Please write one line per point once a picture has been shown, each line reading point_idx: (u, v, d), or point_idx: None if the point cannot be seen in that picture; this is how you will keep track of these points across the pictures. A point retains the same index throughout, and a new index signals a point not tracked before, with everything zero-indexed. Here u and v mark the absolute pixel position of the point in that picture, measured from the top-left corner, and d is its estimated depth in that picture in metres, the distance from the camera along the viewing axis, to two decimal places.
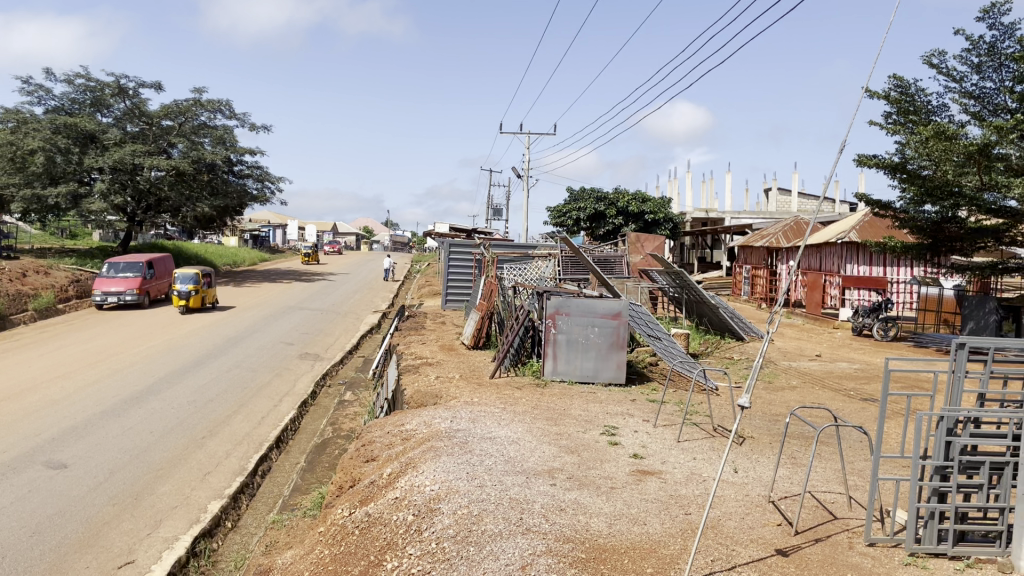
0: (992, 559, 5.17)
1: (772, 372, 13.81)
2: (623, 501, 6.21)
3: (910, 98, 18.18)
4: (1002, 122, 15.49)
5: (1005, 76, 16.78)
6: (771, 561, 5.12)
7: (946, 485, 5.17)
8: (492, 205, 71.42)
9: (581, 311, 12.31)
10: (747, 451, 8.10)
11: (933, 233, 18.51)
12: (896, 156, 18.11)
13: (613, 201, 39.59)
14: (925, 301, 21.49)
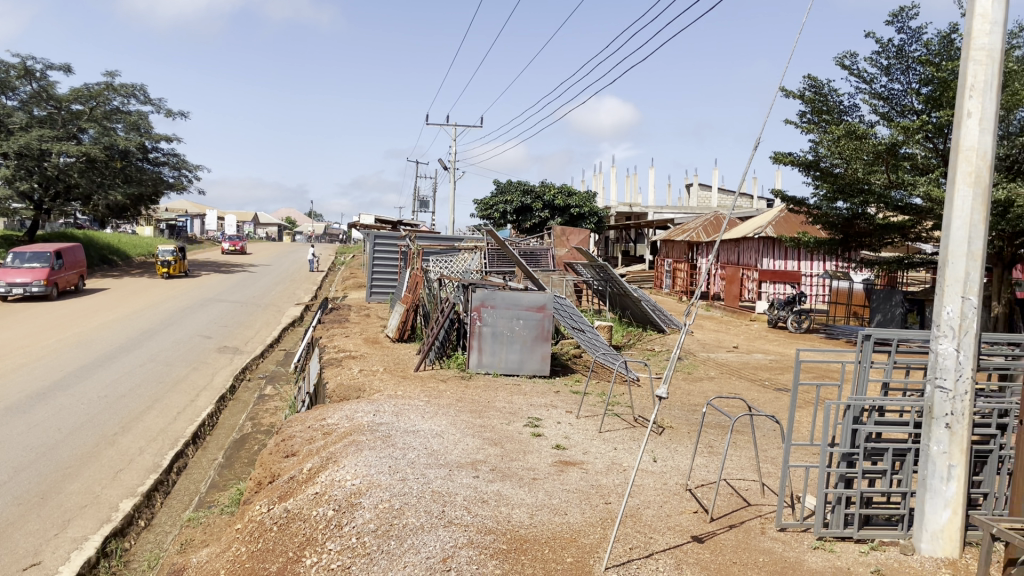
0: (895, 541, 5.43)
1: (691, 364, 14.09)
2: (546, 492, 6.27)
3: (823, 98, 18.77)
4: (909, 123, 16.27)
5: (912, 79, 17.50)
6: (688, 547, 5.25)
7: (853, 471, 5.38)
8: (418, 197, 71.12)
9: (506, 303, 12.31)
10: (665, 441, 8.27)
11: (844, 229, 19.16)
12: (810, 154, 18.68)
13: (539, 195, 39.71)
14: (835, 295, 22.47)
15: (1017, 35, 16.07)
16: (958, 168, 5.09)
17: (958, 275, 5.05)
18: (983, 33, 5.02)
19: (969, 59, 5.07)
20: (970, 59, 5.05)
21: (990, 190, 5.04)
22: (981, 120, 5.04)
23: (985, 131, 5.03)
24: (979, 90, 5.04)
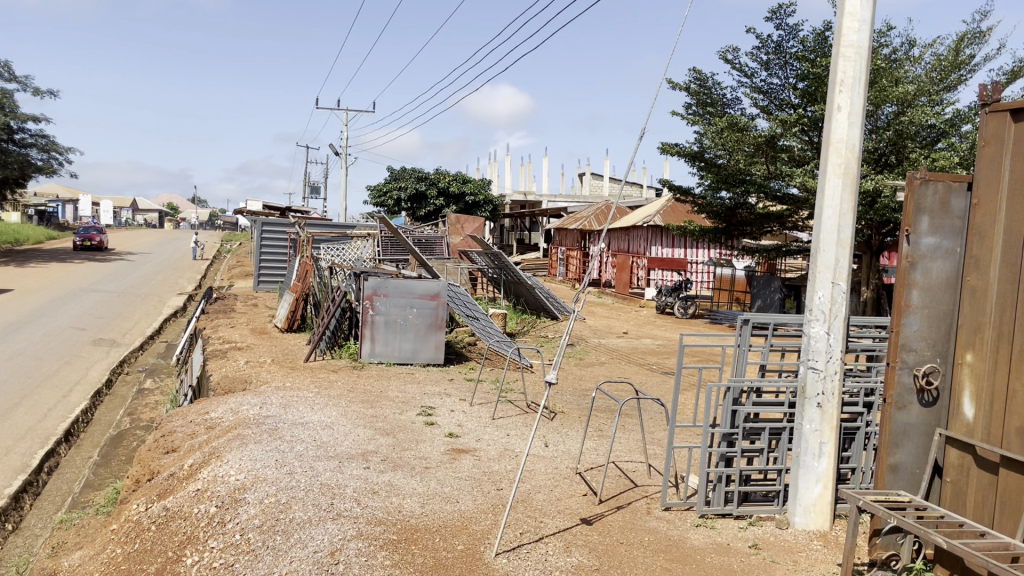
0: (771, 516, 5.70)
1: (583, 350, 14.35)
2: (438, 480, 6.25)
3: (708, 91, 19.37)
4: (786, 117, 17.08)
5: (789, 74, 18.31)
6: (576, 530, 5.35)
7: (732, 450, 5.60)
8: (309, 183, 69.44)
9: (399, 292, 12.18)
10: (556, 426, 8.38)
11: (727, 218, 19.74)
12: (695, 145, 19.23)
13: (434, 182, 39.43)
14: (719, 281, 23.28)
15: (884, 35, 17.05)
16: (828, 160, 5.34)
17: (829, 262, 5.31)
18: (853, 30, 5.27)
19: (839, 55, 5.32)
20: (841, 55, 5.29)
21: (857, 180, 5.33)
22: (849, 114, 5.28)
23: (853, 125, 5.30)
24: (848, 85, 5.28)
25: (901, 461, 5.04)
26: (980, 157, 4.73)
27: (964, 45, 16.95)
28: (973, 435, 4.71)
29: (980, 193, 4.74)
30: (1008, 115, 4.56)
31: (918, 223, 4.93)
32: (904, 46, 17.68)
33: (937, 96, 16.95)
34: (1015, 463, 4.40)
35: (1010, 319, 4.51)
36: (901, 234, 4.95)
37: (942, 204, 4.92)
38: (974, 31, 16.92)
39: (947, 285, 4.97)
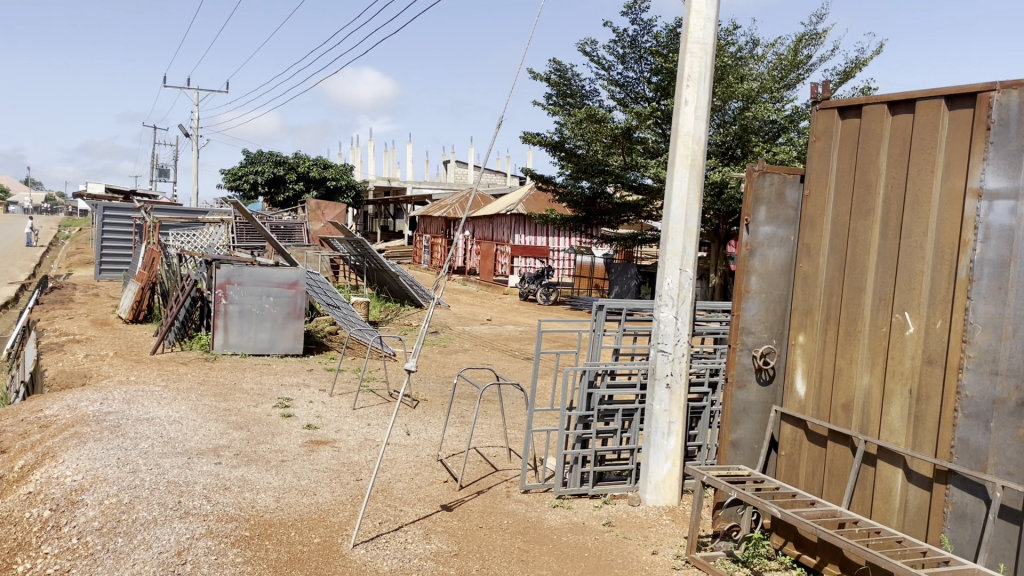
0: (624, 494, 5.92)
1: (446, 337, 14.36)
2: (294, 473, 6.09)
3: (567, 83, 19.76)
4: (641, 109, 17.73)
5: (644, 68, 18.95)
6: (436, 517, 5.36)
7: (588, 432, 5.77)
8: (157, 166, 65.75)
9: (254, 280, 11.75)
10: (418, 414, 8.34)
11: (586, 207, 20.17)
12: (556, 135, 19.58)
13: (293, 166, 38.21)
14: (579, 268, 23.64)
15: (730, 34, 17.92)
16: (676, 152, 5.57)
17: (676, 249, 5.56)
18: (699, 27, 5.51)
19: (686, 51, 5.54)
20: (688, 50, 5.52)
21: (702, 172, 5.59)
22: (695, 108, 5.54)
23: (699, 118, 5.55)
24: (694, 80, 5.53)
25: (741, 437, 5.32)
26: (812, 151, 5.08)
27: (801, 46, 18.08)
28: (805, 411, 5.06)
29: (811, 185, 5.09)
30: (836, 112, 4.92)
31: (756, 212, 5.21)
32: (748, 45, 18.65)
33: (778, 94, 18.03)
34: (841, 437, 4.76)
35: (836, 302, 4.87)
36: (741, 223, 5.24)
37: (777, 195, 5.24)
38: (810, 32, 18.09)
39: (782, 270, 5.32)
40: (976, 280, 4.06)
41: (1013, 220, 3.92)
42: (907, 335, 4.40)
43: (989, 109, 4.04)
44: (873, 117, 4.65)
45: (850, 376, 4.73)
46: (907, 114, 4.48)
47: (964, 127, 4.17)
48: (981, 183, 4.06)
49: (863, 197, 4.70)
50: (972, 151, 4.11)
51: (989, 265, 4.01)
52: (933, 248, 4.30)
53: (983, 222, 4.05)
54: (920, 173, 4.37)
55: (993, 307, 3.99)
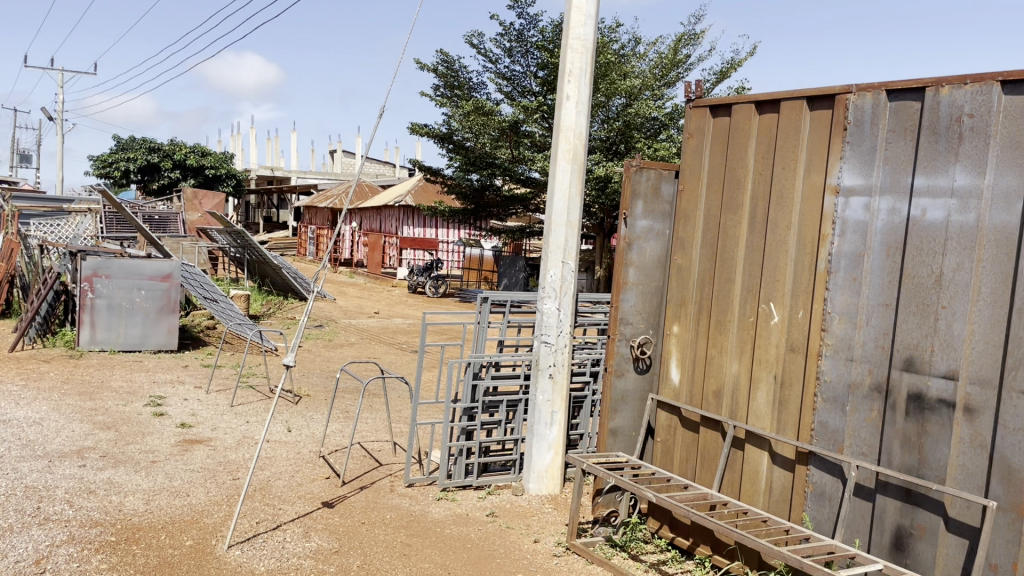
0: (508, 484, 5.97)
1: (331, 330, 14.09)
2: (165, 475, 5.83)
3: (454, 74, 19.71)
4: (528, 104, 17.89)
5: (530, 62, 19.12)
6: (316, 514, 5.25)
7: (473, 423, 5.77)
8: (17, 151, 61.51)
9: (124, 273, 11.18)
10: (300, 410, 8.16)
11: (474, 199, 20.18)
12: (444, 126, 19.49)
13: (168, 153, 36.56)
14: (468, 261, 23.60)
15: (614, 31, 18.29)
16: (558, 146, 5.63)
17: (559, 242, 5.65)
18: (580, 23, 5.59)
19: (567, 46, 5.61)
20: (569, 46, 5.59)
21: (583, 166, 5.69)
22: (576, 103, 5.62)
23: (580, 113, 5.64)
24: (575, 76, 5.60)
25: (619, 425, 5.46)
26: (686, 148, 5.26)
27: (681, 46, 18.67)
28: (679, 398, 5.23)
29: (685, 180, 5.27)
30: (708, 111, 5.11)
31: (634, 207, 5.36)
32: (631, 43, 19.09)
33: (659, 91, 18.54)
34: (713, 422, 4.96)
35: (708, 294, 5.07)
36: (620, 217, 5.37)
37: (653, 189, 5.40)
38: (689, 33, 18.69)
39: (657, 263, 5.49)
40: (834, 272, 4.31)
41: (867, 216, 4.18)
42: (771, 325, 4.63)
43: (846, 111, 4.29)
44: (742, 116, 4.85)
45: (721, 364, 4.94)
46: (773, 113, 4.70)
47: (823, 127, 4.42)
48: (839, 180, 4.31)
49: (733, 193, 4.90)
50: (830, 150, 4.36)
51: (846, 258, 4.27)
52: (796, 241, 4.53)
53: (840, 218, 4.30)
54: (784, 170, 4.59)
55: (849, 297, 4.25)
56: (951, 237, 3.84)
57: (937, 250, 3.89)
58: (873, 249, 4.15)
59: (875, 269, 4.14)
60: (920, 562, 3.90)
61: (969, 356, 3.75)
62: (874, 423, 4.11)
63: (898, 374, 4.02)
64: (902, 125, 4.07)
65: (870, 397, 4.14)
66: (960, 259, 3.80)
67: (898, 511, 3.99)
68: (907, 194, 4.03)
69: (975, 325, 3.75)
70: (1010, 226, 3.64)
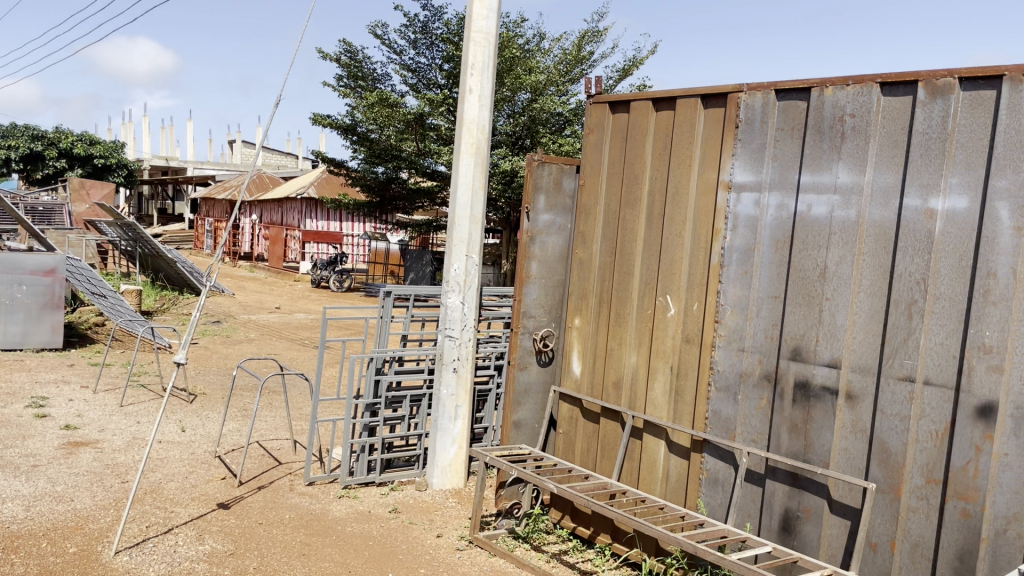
0: (412, 480, 5.93)
1: (230, 326, 13.66)
2: (47, 479, 5.53)
3: (358, 65, 19.42)
4: (433, 96, 17.80)
5: (435, 55, 19.00)
6: (211, 516, 5.08)
7: (375, 419, 5.69)
8: None
9: (3, 267, 10.55)
10: (194, 409, 7.88)
11: (380, 192, 19.92)
12: (347, 118, 19.18)
13: (53, 141, 34.65)
14: (374, 255, 23.28)
15: (518, 26, 18.37)
16: (461, 140, 5.61)
17: (463, 236, 5.63)
18: (482, 17, 5.57)
19: (470, 39, 5.59)
20: (471, 39, 5.58)
21: (487, 160, 5.68)
22: (479, 96, 5.61)
23: (483, 107, 5.63)
24: (478, 69, 5.59)
25: (522, 418, 5.50)
26: (587, 143, 5.32)
27: (584, 42, 18.92)
28: (581, 390, 5.30)
29: (586, 175, 5.33)
30: (607, 107, 5.19)
31: (536, 201, 5.40)
32: (535, 38, 19.21)
33: (563, 87, 18.73)
34: (613, 413, 5.06)
35: (607, 288, 5.15)
36: (522, 211, 5.39)
37: (555, 184, 5.45)
38: (592, 30, 18.96)
39: (560, 257, 5.54)
40: (727, 265, 4.45)
41: (757, 211, 4.33)
42: (668, 317, 4.74)
43: (738, 109, 4.43)
44: (640, 113, 4.95)
45: (621, 355, 5.03)
46: (669, 110, 4.80)
47: (716, 124, 4.55)
48: (731, 177, 4.45)
49: (631, 188, 5.00)
50: (723, 147, 4.49)
51: (737, 252, 4.41)
52: (691, 235, 4.65)
53: (732, 213, 4.44)
54: (680, 166, 4.70)
55: (740, 290, 4.39)
56: (835, 231, 4.01)
57: (822, 245, 4.06)
58: (763, 243, 4.31)
59: (764, 263, 4.29)
60: (806, 544, 4.08)
61: (850, 346, 3.94)
62: (764, 411, 4.27)
63: (786, 363, 4.18)
64: (790, 124, 4.23)
65: (760, 385, 4.29)
66: (842, 253, 3.98)
67: (785, 495, 4.16)
68: (795, 190, 4.19)
69: (856, 316, 3.93)
70: (888, 222, 3.83)
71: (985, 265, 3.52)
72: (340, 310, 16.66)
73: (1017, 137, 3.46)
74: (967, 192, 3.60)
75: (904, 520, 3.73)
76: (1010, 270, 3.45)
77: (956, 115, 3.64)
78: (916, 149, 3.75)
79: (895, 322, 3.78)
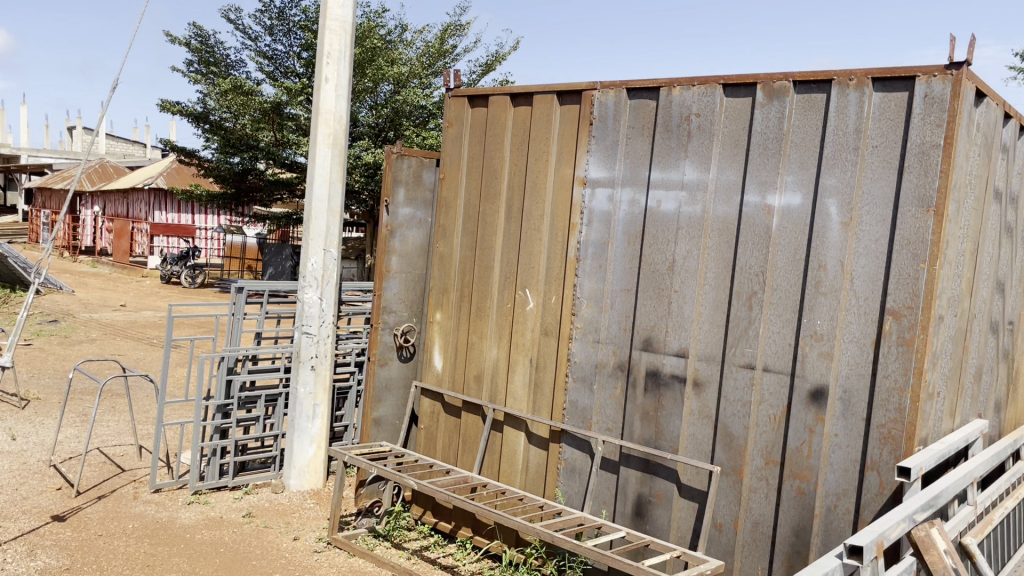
0: (268, 482, 5.72)
1: (69, 326, 12.75)
2: None
3: (209, 50, 18.59)
4: (291, 85, 17.20)
5: (293, 43, 18.43)
6: (44, 530, 4.72)
7: (228, 421, 5.45)
8: None
9: None
10: (26, 415, 7.30)
11: (235, 183, 19.16)
12: (199, 105, 18.34)
13: None
14: (230, 249, 22.49)
15: (379, 16, 18.10)
16: (317, 130, 5.45)
17: (320, 229, 5.48)
18: (338, 4, 5.43)
19: (325, 27, 5.43)
20: (326, 27, 5.42)
21: (344, 151, 5.54)
22: (336, 86, 5.46)
23: (340, 97, 5.49)
24: (334, 58, 5.44)
25: (382, 414, 5.44)
26: (446, 137, 5.30)
27: (447, 36, 18.90)
28: (442, 384, 5.28)
29: (445, 168, 5.31)
30: (466, 100, 5.19)
31: (395, 194, 5.33)
32: (397, 29, 18.99)
33: (426, 80, 18.61)
34: (474, 407, 5.07)
35: (468, 281, 5.15)
36: (381, 204, 5.31)
37: (415, 177, 5.40)
38: (455, 24, 18.94)
39: (420, 251, 5.50)
40: (582, 259, 4.54)
41: (610, 206, 4.44)
42: (527, 310, 4.80)
43: (592, 106, 4.53)
44: (498, 107, 4.98)
45: (481, 348, 5.04)
46: (526, 105, 4.85)
47: (571, 120, 4.64)
48: (586, 172, 4.54)
49: (490, 182, 5.01)
50: (578, 144, 4.58)
51: (592, 246, 4.51)
52: (548, 230, 4.71)
53: (587, 208, 4.53)
54: (537, 160, 4.76)
55: (595, 283, 4.50)
56: (682, 227, 4.17)
57: (671, 239, 4.21)
58: (616, 238, 4.42)
59: (617, 256, 4.41)
60: (657, 527, 4.23)
61: (697, 336, 4.11)
62: (618, 400, 4.39)
63: (638, 353, 4.31)
64: (640, 122, 4.36)
65: (614, 375, 4.41)
66: (689, 247, 4.14)
67: (638, 481, 4.30)
68: (645, 185, 4.33)
69: (702, 307, 4.10)
70: (731, 217, 4.02)
71: (817, 258, 3.75)
72: (191, 308, 16.18)
73: (843, 137, 3.71)
74: (800, 189, 3.83)
75: (746, 500, 3.94)
76: (838, 263, 3.70)
77: (791, 116, 3.86)
78: (755, 148, 3.95)
79: (737, 312, 3.97)
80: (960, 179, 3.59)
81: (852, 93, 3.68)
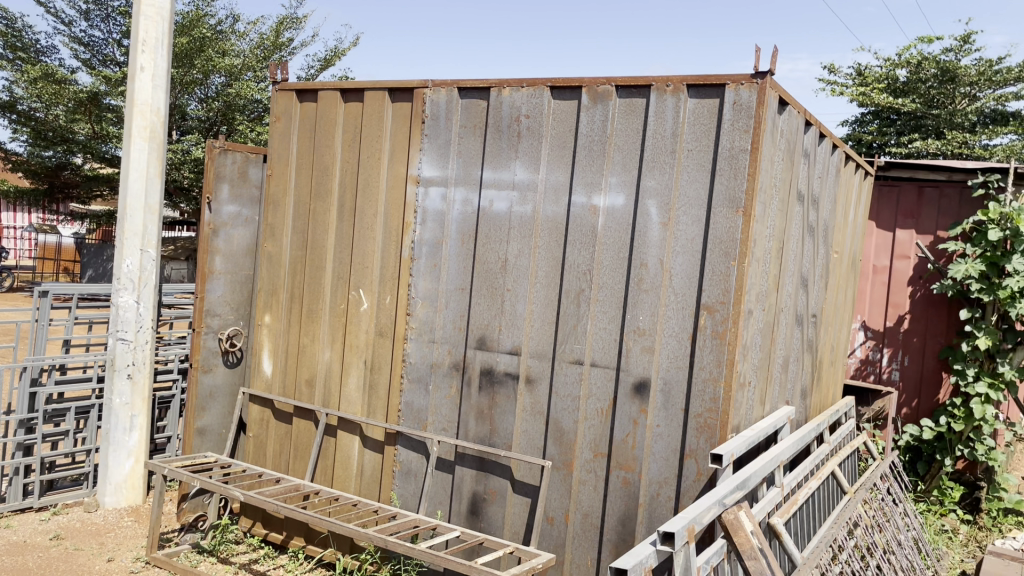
0: (79, 500, 5.30)
1: None
2: None
3: (16, 34, 17.10)
4: (111, 74, 16.08)
5: (112, 29, 17.27)
6: None
7: (32, 437, 5.00)
8: None
9: None
10: None
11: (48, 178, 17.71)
12: (4, 94, 16.81)
13: None
14: (43, 249, 20.81)
15: (208, 4, 17.27)
16: (132, 122, 5.10)
17: (137, 229, 5.13)
18: None
19: (139, 12, 5.08)
20: (141, 12, 5.07)
21: (163, 145, 5.22)
22: (152, 75, 5.13)
23: (157, 87, 5.16)
24: (150, 46, 5.11)
25: (207, 423, 5.17)
26: (273, 132, 5.11)
27: (283, 28, 18.28)
28: (272, 390, 5.08)
29: (273, 164, 5.11)
30: (294, 94, 5.02)
31: (219, 190, 5.07)
32: (228, 19, 18.16)
33: (260, 73, 17.96)
34: (305, 412, 4.91)
35: (298, 282, 4.99)
36: (203, 201, 5.04)
37: (240, 173, 5.17)
38: (291, 16, 18.37)
39: (248, 250, 5.28)
40: (416, 259, 4.50)
41: (443, 206, 4.43)
42: (361, 311, 4.70)
43: (424, 104, 4.49)
44: (328, 102, 4.85)
45: (313, 351, 4.90)
46: (357, 102, 4.76)
47: (402, 118, 4.58)
48: (419, 171, 4.51)
49: (321, 180, 4.88)
50: (410, 143, 4.53)
51: (426, 246, 4.48)
52: (381, 230, 4.64)
53: (421, 207, 4.50)
54: (369, 158, 4.67)
55: (430, 283, 4.47)
56: (514, 226, 4.22)
57: (502, 238, 4.25)
58: (450, 237, 4.41)
59: (451, 256, 4.41)
60: (492, 524, 4.26)
61: (528, 333, 4.17)
62: (452, 400, 4.39)
63: (472, 352, 4.33)
64: (471, 122, 4.38)
65: (449, 374, 4.41)
66: (521, 246, 4.20)
67: (473, 479, 4.31)
68: (477, 185, 4.35)
69: (533, 305, 4.17)
70: (559, 217, 4.10)
71: (639, 257, 3.90)
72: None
73: (662, 140, 3.86)
74: (623, 190, 3.96)
75: (576, 493, 4.03)
76: (659, 261, 3.86)
77: (614, 120, 3.98)
78: (581, 150, 4.05)
79: (566, 310, 4.06)
80: (766, 182, 3.83)
81: (669, 99, 3.84)
